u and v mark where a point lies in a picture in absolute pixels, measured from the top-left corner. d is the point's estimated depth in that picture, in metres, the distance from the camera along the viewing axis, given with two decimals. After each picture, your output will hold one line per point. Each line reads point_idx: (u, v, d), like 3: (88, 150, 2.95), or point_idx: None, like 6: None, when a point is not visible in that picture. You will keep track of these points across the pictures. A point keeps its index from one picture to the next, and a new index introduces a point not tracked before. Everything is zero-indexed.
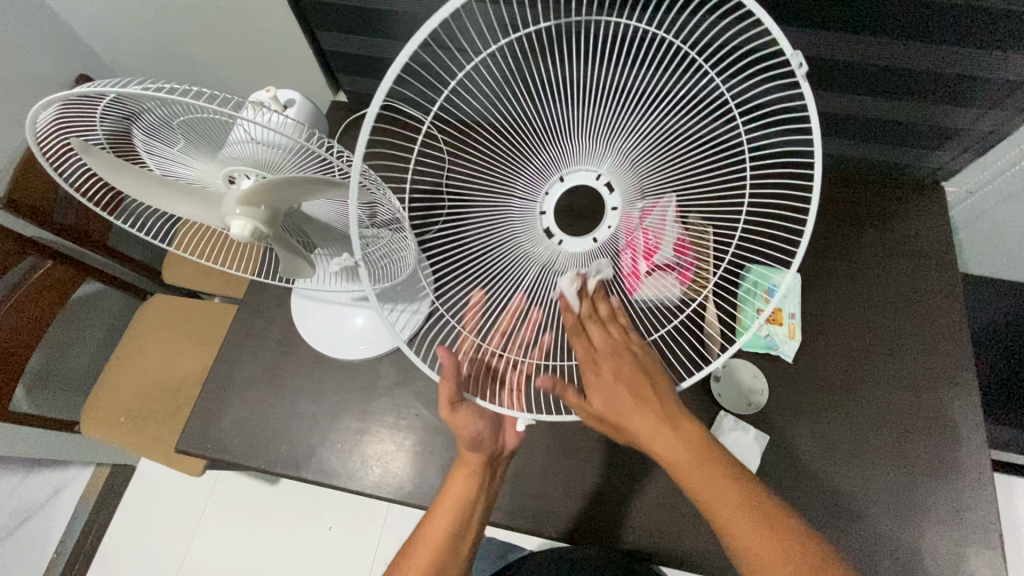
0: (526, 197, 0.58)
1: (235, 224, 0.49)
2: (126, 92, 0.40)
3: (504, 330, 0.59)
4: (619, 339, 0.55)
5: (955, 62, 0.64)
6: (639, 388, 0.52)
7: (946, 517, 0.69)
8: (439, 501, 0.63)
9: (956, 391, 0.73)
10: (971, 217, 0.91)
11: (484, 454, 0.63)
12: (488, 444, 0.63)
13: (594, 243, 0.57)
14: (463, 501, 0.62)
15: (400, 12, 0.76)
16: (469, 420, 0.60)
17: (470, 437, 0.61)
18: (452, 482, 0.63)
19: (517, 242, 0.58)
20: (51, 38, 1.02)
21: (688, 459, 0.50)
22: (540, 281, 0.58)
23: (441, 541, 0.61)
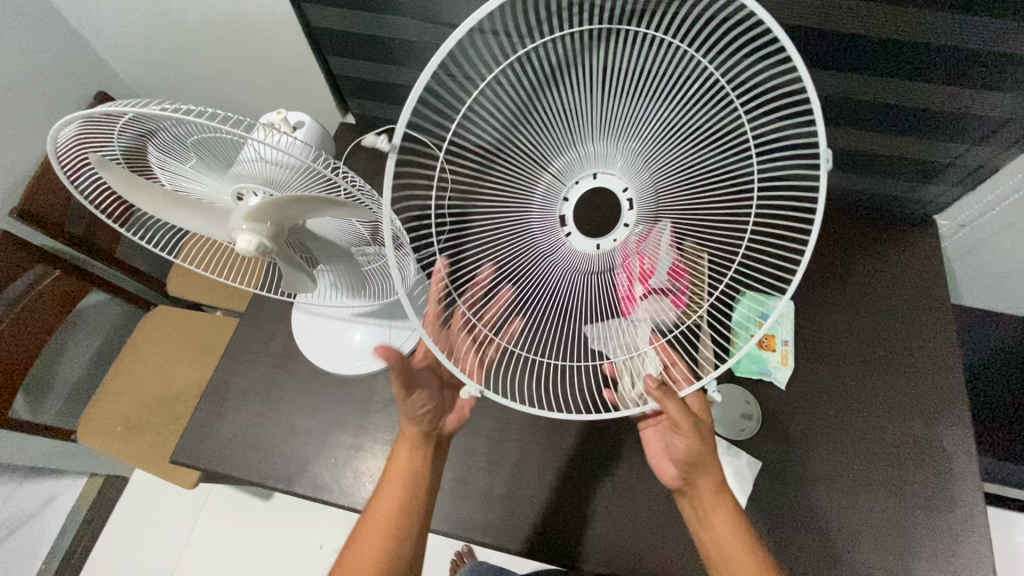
0: (545, 200, 0.60)
1: (241, 238, 0.51)
2: (144, 112, 0.42)
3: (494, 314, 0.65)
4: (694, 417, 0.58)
5: (939, 101, 0.67)
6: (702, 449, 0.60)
7: (940, 549, 0.68)
8: (384, 478, 0.65)
9: (948, 421, 0.74)
10: (963, 251, 0.93)
11: (419, 434, 0.65)
12: (423, 424, 0.65)
13: (597, 250, 0.59)
14: (402, 495, 0.64)
15: (408, 40, 0.79)
16: (416, 404, 0.62)
17: (409, 419, 0.63)
18: (389, 479, 0.64)
19: (530, 238, 0.61)
20: (73, 57, 1.06)
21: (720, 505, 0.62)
22: (552, 280, 0.62)
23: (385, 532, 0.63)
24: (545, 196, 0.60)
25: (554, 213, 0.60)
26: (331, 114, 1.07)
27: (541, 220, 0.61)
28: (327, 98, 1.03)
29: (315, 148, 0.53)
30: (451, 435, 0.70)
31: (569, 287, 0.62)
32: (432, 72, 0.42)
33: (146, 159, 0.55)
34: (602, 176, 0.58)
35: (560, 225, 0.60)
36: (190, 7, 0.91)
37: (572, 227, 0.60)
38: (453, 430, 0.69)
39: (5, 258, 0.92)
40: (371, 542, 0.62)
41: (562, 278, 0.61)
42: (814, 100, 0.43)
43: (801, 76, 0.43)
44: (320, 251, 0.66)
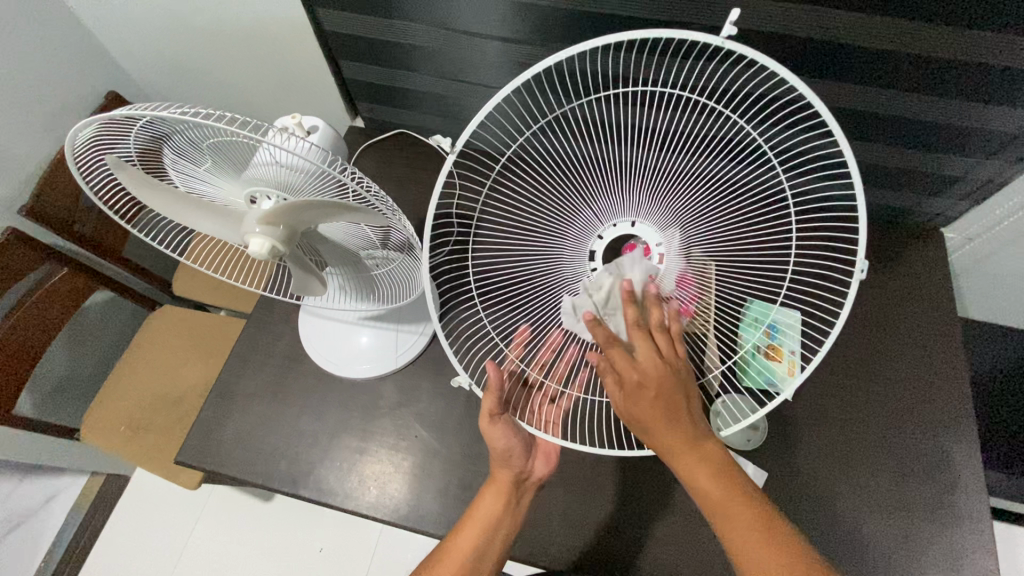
0: (575, 244, 0.63)
1: (254, 241, 0.51)
2: (161, 115, 0.42)
3: (545, 360, 0.65)
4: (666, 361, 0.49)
5: (948, 115, 0.67)
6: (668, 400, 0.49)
7: (945, 565, 0.68)
8: (466, 518, 0.63)
9: (953, 434, 0.74)
10: (969, 264, 0.93)
11: (512, 472, 0.64)
12: (516, 462, 0.64)
13: None
14: (489, 522, 0.62)
15: (420, 47, 0.79)
16: (503, 434, 0.63)
17: (502, 451, 0.63)
18: (481, 501, 0.63)
19: (559, 279, 0.63)
20: (85, 57, 1.07)
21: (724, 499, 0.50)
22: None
23: (467, 552, 0.60)
24: (578, 238, 0.62)
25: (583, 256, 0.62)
26: (341, 118, 1.08)
27: (571, 257, 0.63)
28: (337, 102, 1.04)
29: (329, 151, 0.53)
30: (542, 483, 0.68)
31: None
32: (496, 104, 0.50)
33: (160, 160, 0.56)
34: (641, 224, 0.60)
35: (590, 261, 0.62)
36: (202, 10, 0.91)
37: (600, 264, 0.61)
38: (544, 476, 0.68)
39: (14, 256, 0.93)
40: None
41: None
42: (842, 144, 0.48)
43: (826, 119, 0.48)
44: (330, 254, 0.66)
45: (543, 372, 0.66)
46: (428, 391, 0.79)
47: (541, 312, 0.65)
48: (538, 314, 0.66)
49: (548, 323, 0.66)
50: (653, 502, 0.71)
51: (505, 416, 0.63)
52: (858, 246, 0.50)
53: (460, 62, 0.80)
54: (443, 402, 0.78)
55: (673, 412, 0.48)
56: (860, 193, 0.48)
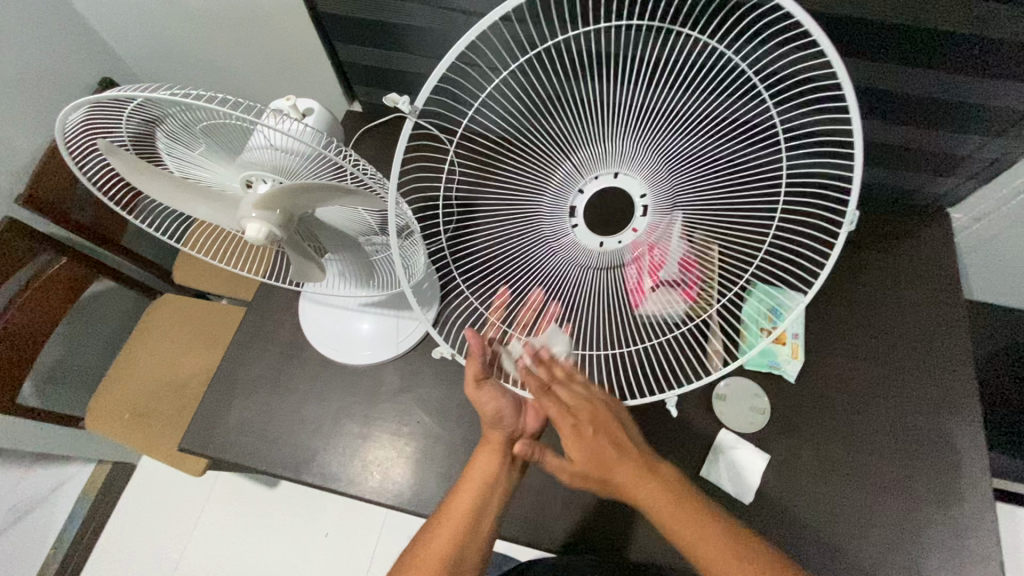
0: (554, 202, 0.59)
1: (251, 226, 0.51)
2: (153, 97, 0.41)
3: (526, 320, 0.63)
4: (585, 397, 0.58)
5: (959, 91, 0.65)
6: (608, 427, 0.58)
7: (947, 546, 0.68)
8: (462, 479, 0.63)
9: (957, 415, 0.73)
10: (975, 244, 0.92)
11: (505, 431, 0.65)
12: (508, 423, 0.65)
13: (600, 247, 0.58)
14: (487, 478, 0.63)
15: (416, 27, 0.78)
16: (491, 397, 0.62)
17: (492, 414, 0.63)
18: (477, 460, 0.64)
19: (537, 238, 0.61)
20: (78, 42, 1.05)
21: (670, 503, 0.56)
22: (556, 270, 0.62)
23: (467, 510, 0.61)
24: (557, 191, 0.58)
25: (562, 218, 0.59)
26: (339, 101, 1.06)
27: (550, 210, 0.59)
28: (334, 86, 1.02)
29: (326, 134, 0.52)
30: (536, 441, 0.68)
31: (573, 278, 0.62)
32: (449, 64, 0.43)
33: (153, 144, 0.55)
34: (624, 176, 0.56)
35: (569, 216, 0.59)
36: None
37: (580, 219, 0.59)
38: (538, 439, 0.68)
39: (14, 246, 0.93)
40: (439, 540, 0.59)
41: (564, 267, 0.61)
42: (852, 103, 0.43)
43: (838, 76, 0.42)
44: (329, 240, 0.65)
45: (526, 331, 0.64)
46: (430, 376, 0.79)
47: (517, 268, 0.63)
48: (517, 269, 0.64)
49: (527, 282, 0.63)
50: None
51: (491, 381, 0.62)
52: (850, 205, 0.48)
53: (457, 42, 0.79)
54: (444, 387, 0.78)
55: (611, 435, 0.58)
56: (861, 150, 0.44)
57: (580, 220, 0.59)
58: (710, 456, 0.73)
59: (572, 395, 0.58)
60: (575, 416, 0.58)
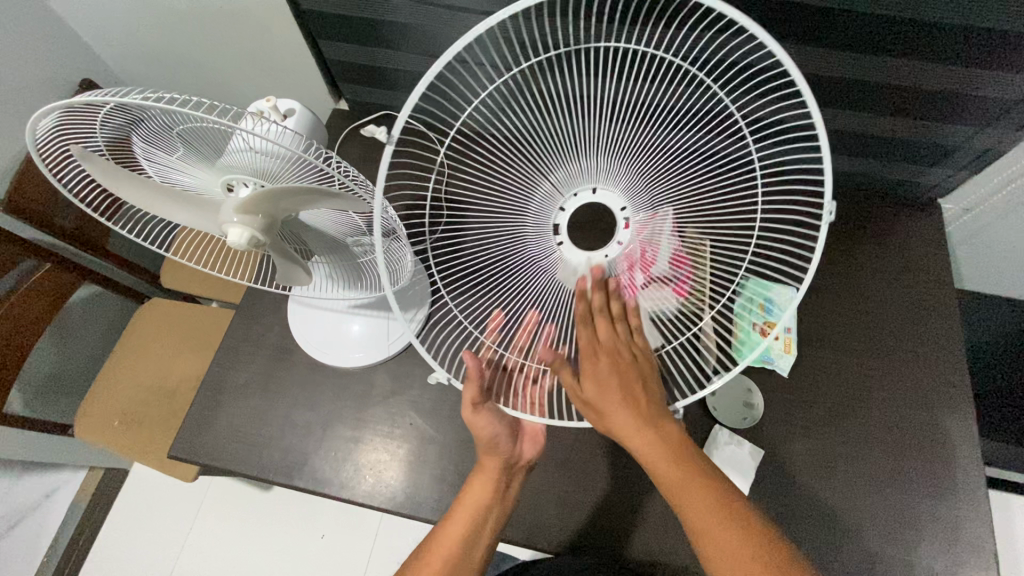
0: (538, 218, 0.61)
1: (233, 232, 0.50)
2: (125, 101, 0.40)
3: (521, 344, 0.63)
4: (624, 342, 0.55)
5: (949, 81, 0.65)
6: (630, 381, 0.54)
7: (940, 537, 0.68)
8: (455, 508, 0.62)
9: (949, 407, 0.73)
10: (966, 235, 0.92)
11: (500, 459, 0.64)
12: (504, 448, 0.64)
13: (587, 263, 0.60)
14: (477, 512, 0.61)
15: (401, 23, 0.76)
16: (487, 422, 0.61)
17: (487, 440, 0.62)
18: (469, 491, 0.63)
19: (522, 255, 0.62)
20: (57, 43, 1.03)
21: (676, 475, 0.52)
22: (546, 289, 0.62)
23: (456, 541, 0.60)
24: (539, 209, 0.61)
25: (547, 236, 0.61)
26: (325, 100, 1.05)
27: (535, 228, 0.61)
28: (319, 85, 1.01)
29: (307, 137, 0.51)
30: (530, 467, 0.68)
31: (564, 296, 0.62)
32: (435, 74, 0.45)
33: (131, 149, 0.54)
34: (601, 191, 0.59)
35: (553, 234, 0.61)
36: None
37: (565, 236, 0.61)
38: (532, 459, 0.67)
39: None
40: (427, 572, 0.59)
41: (552, 288, 0.62)
42: (813, 109, 0.43)
43: (798, 85, 0.43)
44: (316, 242, 0.64)
45: (522, 354, 0.64)
46: (422, 379, 0.78)
47: (509, 288, 0.64)
48: (510, 292, 0.64)
49: (522, 304, 0.64)
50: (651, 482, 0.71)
51: (488, 404, 0.62)
52: (826, 209, 0.46)
53: (443, 38, 0.77)
54: (436, 389, 0.77)
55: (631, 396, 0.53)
56: (828, 153, 0.44)
57: (564, 238, 0.61)
58: (705, 452, 0.73)
59: (609, 330, 0.55)
60: (592, 352, 0.55)
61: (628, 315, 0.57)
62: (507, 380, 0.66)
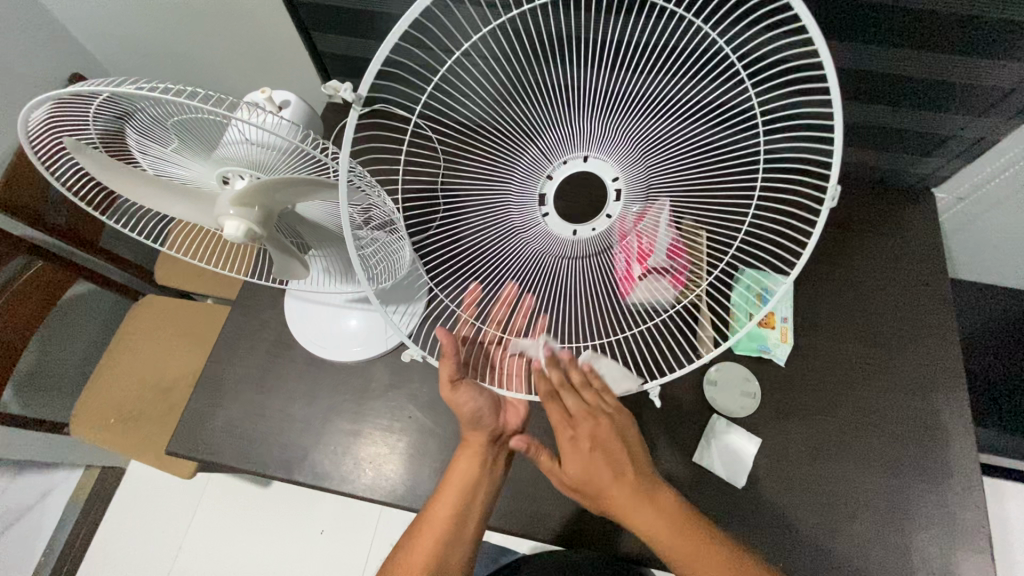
0: (523, 189, 0.59)
1: (229, 224, 0.49)
2: (118, 91, 0.40)
3: (501, 317, 0.64)
4: (591, 406, 0.59)
5: (943, 70, 0.65)
6: (608, 448, 0.58)
7: (935, 522, 0.69)
8: (445, 482, 0.63)
9: (943, 393, 0.74)
10: (959, 224, 0.93)
11: (485, 432, 0.63)
12: (488, 422, 0.63)
13: (573, 236, 0.59)
14: (467, 485, 0.62)
15: (397, 14, 0.76)
16: (468, 397, 0.60)
17: (470, 414, 0.61)
18: (456, 466, 0.63)
19: (505, 227, 0.61)
20: (46, 38, 1.02)
21: (668, 530, 0.57)
22: (529, 261, 0.62)
23: (449, 517, 0.61)
24: (525, 180, 0.58)
25: (531, 209, 0.59)
26: (318, 93, 1.04)
27: (520, 200, 0.59)
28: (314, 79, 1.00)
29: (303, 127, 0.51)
30: (517, 437, 0.67)
31: (548, 265, 0.62)
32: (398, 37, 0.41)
33: (124, 141, 0.53)
34: (593, 160, 0.56)
35: (539, 205, 0.59)
36: None
37: (550, 207, 0.59)
38: (517, 430, 0.67)
39: None
40: (423, 548, 0.60)
41: (533, 259, 0.62)
42: (830, 73, 0.41)
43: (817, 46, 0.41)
44: (313, 236, 0.64)
45: (501, 328, 0.65)
46: (420, 371, 0.78)
47: (490, 262, 0.64)
48: (490, 263, 0.64)
49: (502, 277, 0.64)
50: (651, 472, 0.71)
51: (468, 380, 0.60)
52: (830, 184, 0.46)
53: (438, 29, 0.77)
54: (435, 382, 0.77)
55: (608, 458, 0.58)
56: (841, 120, 0.43)
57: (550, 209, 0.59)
58: (703, 441, 0.73)
59: (577, 398, 0.58)
60: (569, 427, 0.58)
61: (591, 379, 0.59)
62: (484, 354, 0.67)
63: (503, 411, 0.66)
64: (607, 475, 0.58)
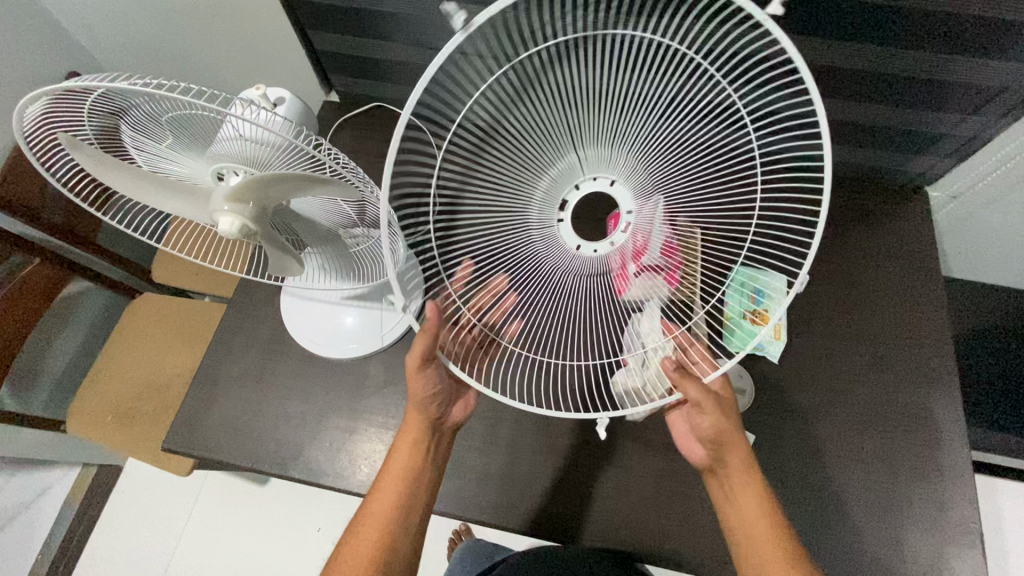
0: (541, 208, 0.61)
1: (223, 220, 0.50)
2: (114, 87, 0.40)
3: (483, 302, 0.64)
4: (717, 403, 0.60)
5: (934, 69, 0.65)
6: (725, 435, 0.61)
7: (927, 518, 0.70)
8: (384, 471, 0.64)
9: (935, 390, 0.75)
10: (953, 223, 0.93)
11: (428, 415, 0.65)
12: (433, 408, 0.65)
13: (577, 249, 0.62)
14: (409, 469, 0.64)
15: (392, 13, 0.76)
16: (423, 383, 0.62)
17: (421, 398, 0.63)
18: (397, 452, 0.64)
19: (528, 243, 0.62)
20: (43, 36, 1.02)
21: (744, 496, 0.61)
22: (545, 275, 0.63)
23: (393, 504, 0.62)
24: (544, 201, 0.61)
25: (552, 225, 0.62)
26: (315, 92, 1.04)
27: (539, 218, 0.61)
28: (310, 77, 1.00)
29: (297, 124, 0.51)
30: (459, 426, 0.70)
31: (561, 283, 0.63)
32: (431, 75, 0.42)
33: (120, 139, 0.53)
34: (618, 185, 0.59)
35: (558, 211, 0.62)
36: None
37: (568, 214, 0.62)
38: (460, 421, 0.69)
39: None
40: (369, 537, 0.60)
41: (553, 274, 0.62)
42: (817, 108, 0.43)
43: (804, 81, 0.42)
44: (308, 232, 0.64)
45: (479, 315, 0.64)
46: None
47: (509, 276, 0.63)
48: (507, 278, 0.63)
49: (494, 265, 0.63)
50: (646, 469, 0.72)
51: (433, 364, 0.62)
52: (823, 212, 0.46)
53: (433, 28, 0.77)
54: None
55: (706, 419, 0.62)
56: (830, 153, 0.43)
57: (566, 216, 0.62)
58: None
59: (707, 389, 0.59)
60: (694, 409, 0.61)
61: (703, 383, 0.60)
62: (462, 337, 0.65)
63: (455, 401, 0.69)
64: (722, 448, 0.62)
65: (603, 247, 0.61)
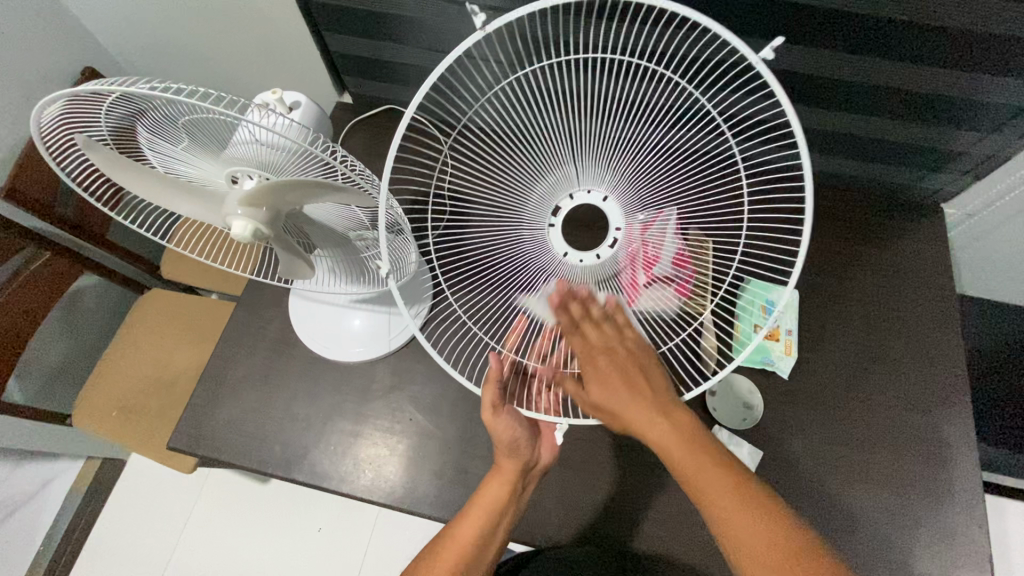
0: (531, 221, 0.64)
1: (236, 225, 0.49)
2: (132, 91, 0.40)
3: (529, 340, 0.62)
4: (612, 336, 0.53)
5: (956, 86, 0.64)
6: (632, 374, 0.52)
7: (938, 539, 0.69)
8: (473, 503, 0.63)
9: (948, 410, 0.74)
10: (969, 239, 0.92)
11: (520, 461, 0.64)
12: (524, 453, 0.64)
13: (599, 259, 0.61)
14: (497, 507, 0.62)
15: (408, 17, 0.76)
16: (507, 425, 0.62)
17: (509, 441, 0.62)
18: (488, 488, 0.63)
19: (517, 256, 0.64)
20: (60, 33, 1.03)
21: (679, 443, 0.51)
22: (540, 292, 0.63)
23: (473, 539, 0.61)
24: (537, 206, 0.63)
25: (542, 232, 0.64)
26: (328, 93, 1.04)
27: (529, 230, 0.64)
28: (324, 78, 1.00)
29: (311, 130, 0.51)
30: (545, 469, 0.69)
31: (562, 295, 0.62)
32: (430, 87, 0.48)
33: (135, 139, 0.53)
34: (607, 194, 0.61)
35: (550, 215, 0.64)
36: None
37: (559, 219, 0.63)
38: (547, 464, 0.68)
39: None
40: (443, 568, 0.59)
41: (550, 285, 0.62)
42: (801, 138, 0.46)
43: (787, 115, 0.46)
44: (319, 237, 0.64)
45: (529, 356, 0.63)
46: (422, 373, 0.78)
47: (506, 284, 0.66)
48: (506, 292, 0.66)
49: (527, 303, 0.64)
50: (651, 482, 0.71)
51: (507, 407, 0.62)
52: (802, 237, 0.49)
53: (449, 33, 0.77)
54: (437, 384, 0.78)
55: (634, 386, 0.52)
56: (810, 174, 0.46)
57: (559, 221, 0.63)
58: None
59: (596, 331, 0.53)
60: (591, 357, 0.53)
61: (612, 314, 0.54)
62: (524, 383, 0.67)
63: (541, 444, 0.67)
64: (633, 397, 0.52)
65: (592, 257, 0.62)
